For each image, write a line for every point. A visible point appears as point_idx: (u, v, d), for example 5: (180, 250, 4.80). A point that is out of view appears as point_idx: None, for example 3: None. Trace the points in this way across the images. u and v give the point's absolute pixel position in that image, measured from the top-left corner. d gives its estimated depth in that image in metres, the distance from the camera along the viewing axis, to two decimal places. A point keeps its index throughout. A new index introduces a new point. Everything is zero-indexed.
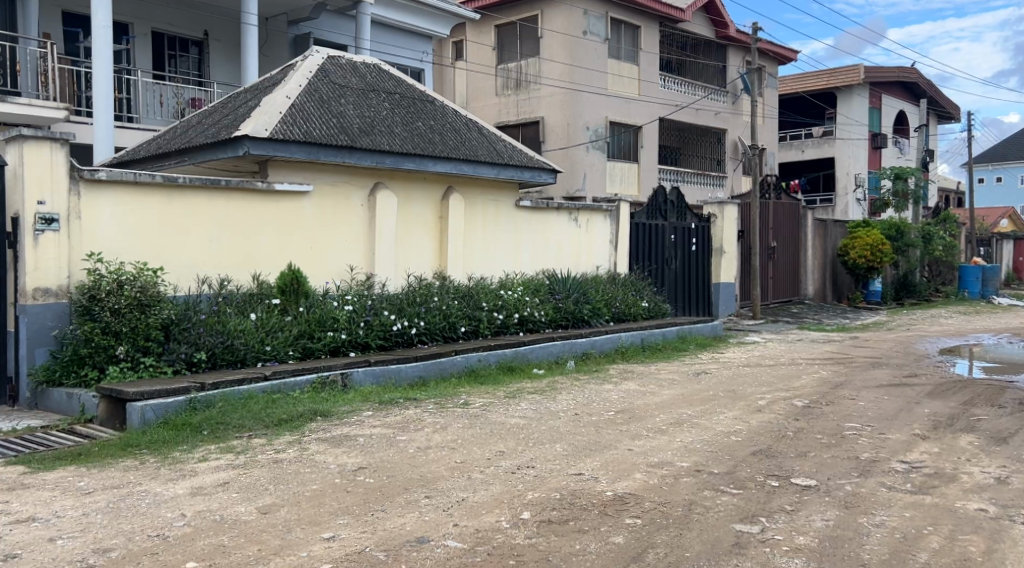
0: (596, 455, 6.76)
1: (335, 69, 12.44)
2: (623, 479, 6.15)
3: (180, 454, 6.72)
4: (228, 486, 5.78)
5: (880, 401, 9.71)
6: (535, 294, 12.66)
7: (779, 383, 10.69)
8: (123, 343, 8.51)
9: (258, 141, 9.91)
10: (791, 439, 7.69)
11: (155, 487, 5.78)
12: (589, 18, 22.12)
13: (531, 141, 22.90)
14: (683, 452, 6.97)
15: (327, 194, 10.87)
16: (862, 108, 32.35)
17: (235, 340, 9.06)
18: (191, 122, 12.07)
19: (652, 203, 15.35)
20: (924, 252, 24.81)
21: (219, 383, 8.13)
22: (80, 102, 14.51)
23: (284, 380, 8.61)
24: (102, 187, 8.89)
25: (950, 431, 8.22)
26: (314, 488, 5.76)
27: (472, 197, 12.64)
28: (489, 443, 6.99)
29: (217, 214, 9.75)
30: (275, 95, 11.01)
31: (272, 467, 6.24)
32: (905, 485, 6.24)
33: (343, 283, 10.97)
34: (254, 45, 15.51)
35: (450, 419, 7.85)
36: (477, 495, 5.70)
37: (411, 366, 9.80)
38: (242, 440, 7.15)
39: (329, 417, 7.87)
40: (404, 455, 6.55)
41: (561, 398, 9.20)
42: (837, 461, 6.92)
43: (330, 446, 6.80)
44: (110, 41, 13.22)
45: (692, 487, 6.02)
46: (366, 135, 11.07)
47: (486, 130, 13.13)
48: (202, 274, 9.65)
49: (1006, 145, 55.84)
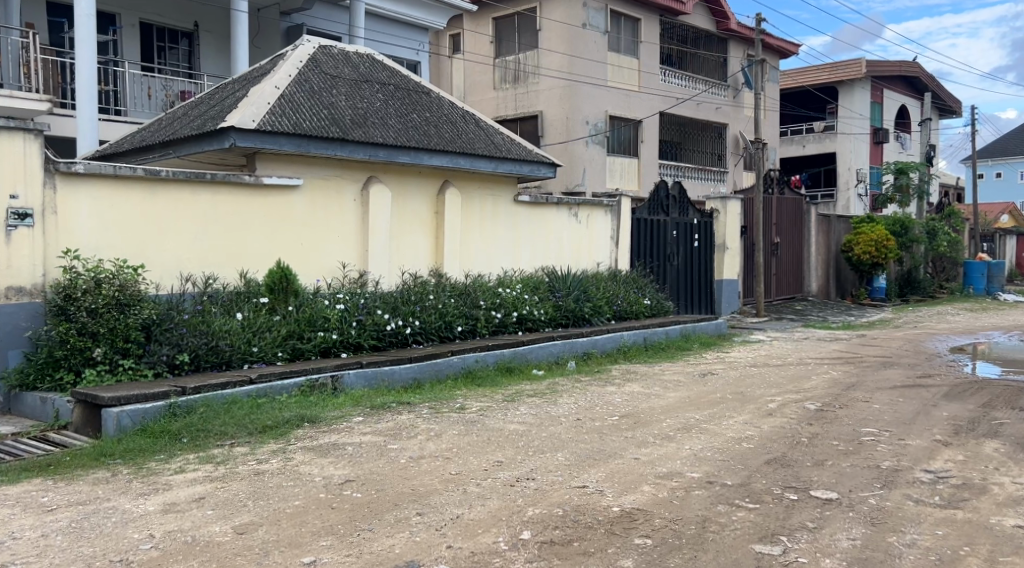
0: (600, 465, 6.32)
1: (327, 59, 11.98)
2: (630, 492, 5.72)
3: (156, 464, 6.29)
4: (203, 502, 5.34)
5: (895, 404, 9.28)
6: (534, 292, 12.22)
7: (788, 385, 10.25)
8: (100, 345, 8.07)
9: (244, 133, 9.46)
10: (806, 445, 7.27)
11: (124, 503, 5.34)
12: (589, 10, 21.59)
13: (530, 135, 22.48)
14: (692, 461, 6.54)
15: (319, 187, 10.42)
16: (864, 101, 31.90)
17: (220, 341, 8.59)
18: (177, 114, 11.62)
19: (653, 198, 14.90)
20: (928, 248, 24.29)
21: (201, 387, 7.65)
22: (64, 93, 14.04)
23: (270, 384, 8.15)
24: (79, 180, 8.43)
25: (973, 436, 7.79)
26: (295, 505, 5.31)
27: (469, 191, 12.20)
28: (485, 453, 6.54)
29: (202, 208, 9.30)
30: (263, 85, 10.55)
31: (252, 480, 5.79)
32: (933, 498, 5.82)
33: (335, 282, 10.54)
34: (244, 34, 15.05)
35: (445, 426, 7.40)
36: (473, 511, 5.27)
37: (404, 368, 9.35)
38: (223, 449, 6.72)
39: (317, 423, 7.44)
40: (396, 466, 6.12)
41: (562, 401, 8.77)
42: (857, 471, 6.49)
43: (316, 456, 6.36)
44: (94, 29, 12.75)
45: (705, 501, 5.58)
46: (358, 127, 10.62)
47: (483, 123, 12.67)
48: (186, 272, 9.22)
49: (1005, 139, 55.50)
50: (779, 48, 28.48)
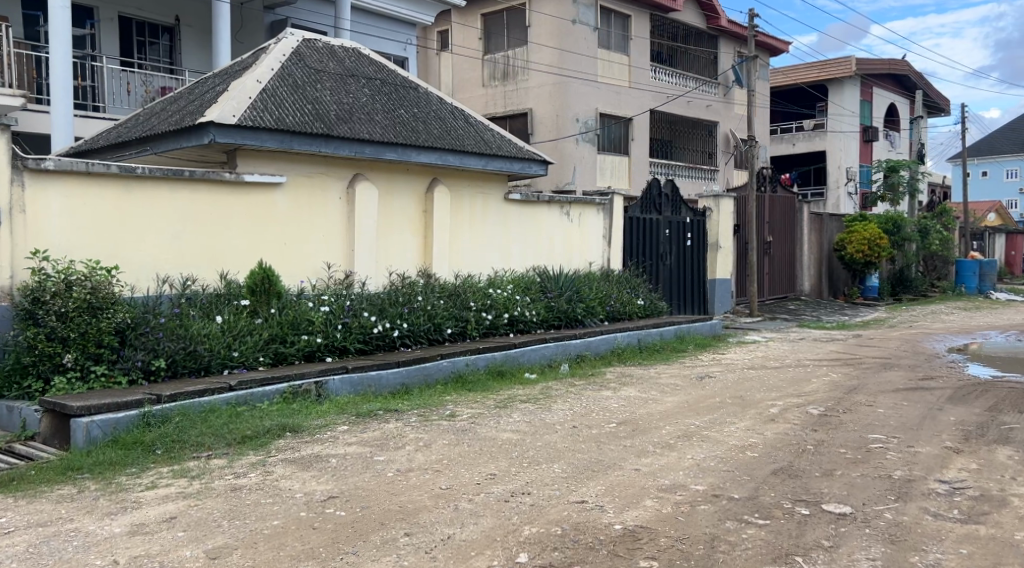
0: (599, 478, 5.96)
1: (311, 52, 11.58)
2: (632, 507, 5.37)
3: (126, 479, 5.90)
4: (174, 523, 4.96)
5: (900, 408, 8.98)
6: (526, 293, 11.87)
7: (788, 388, 9.94)
8: (70, 351, 7.64)
9: (224, 128, 9.05)
10: (812, 454, 6.95)
11: (88, 524, 4.96)
12: (578, 6, 21.26)
13: (520, 133, 22.15)
14: (696, 473, 6.19)
15: (303, 186, 10.03)
16: (854, 99, 31.65)
17: (198, 345, 8.18)
18: (154, 109, 11.19)
19: (647, 197, 14.52)
20: (920, 246, 23.93)
21: (177, 394, 7.26)
22: (39, 89, 13.59)
23: (250, 391, 7.76)
24: (48, 178, 8.03)
25: (985, 443, 7.48)
26: (275, 524, 4.95)
27: (458, 189, 11.83)
28: (478, 465, 6.17)
29: (179, 207, 8.91)
30: (244, 79, 10.15)
31: (228, 496, 5.42)
32: (953, 512, 5.49)
33: (319, 283, 10.14)
34: (225, 26, 14.63)
35: (434, 435, 7.03)
36: (465, 531, 4.92)
37: (391, 373, 8.98)
38: (199, 462, 6.35)
39: (299, 433, 7.06)
40: (382, 481, 5.74)
41: (557, 407, 8.42)
42: (868, 482, 6.15)
43: (298, 470, 5.99)
44: (68, 22, 12.30)
45: (712, 517, 5.25)
46: (343, 122, 10.24)
47: (473, 119, 12.30)
48: (162, 273, 8.81)
49: (991, 138, 55.53)
50: (770, 46, 28.20)
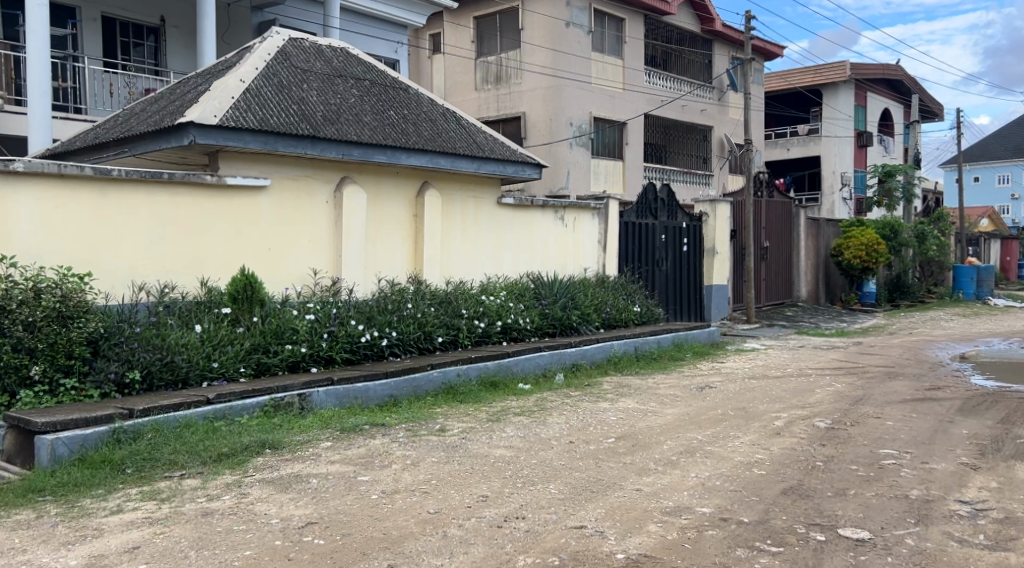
0: (598, 500, 5.56)
1: (298, 51, 11.18)
2: (634, 533, 4.98)
3: (90, 502, 5.50)
4: (136, 554, 4.58)
5: (909, 420, 8.60)
6: (519, 300, 11.49)
7: (792, 400, 9.54)
8: (38, 363, 7.20)
9: (205, 129, 8.64)
10: (822, 471, 6.57)
11: (42, 556, 4.61)
12: (573, 8, 20.91)
13: (513, 137, 21.78)
14: (701, 493, 5.80)
15: (288, 188, 9.63)
16: (850, 103, 31.39)
17: (175, 356, 7.77)
18: (134, 109, 10.77)
19: (642, 201, 14.17)
20: (917, 252, 23.71)
21: (150, 409, 6.81)
22: (18, 89, 13.17)
23: (229, 404, 7.32)
24: (18, 179, 7.59)
25: (1002, 458, 7.11)
26: (247, 556, 4.56)
27: (449, 193, 11.44)
28: (468, 486, 5.77)
29: (158, 210, 8.51)
30: (227, 78, 9.73)
31: (198, 522, 5.01)
32: (978, 537, 5.12)
33: (305, 290, 9.74)
34: (211, 25, 14.23)
35: (423, 452, 6.63)
36: (454, 562, 4.54)
37: (380, 384, 8.55)
38: (171, 482, 5.95)
39: (280, 449, 6.66)
40: (365, 504, 5.33)
41: (552, 421, 8.00)
42: (885, 503, 5.77)
43: (276, 492, 5.58)
44: (46, 19, 11.87)
45: (722, 544, 4.88)
46: (330, 123, 9.86)
47: (464, 121, 11.93)
48: (138, 280, 8.40)
49: (983, 144, 55.42)
50: (764, 51, 27.90)
